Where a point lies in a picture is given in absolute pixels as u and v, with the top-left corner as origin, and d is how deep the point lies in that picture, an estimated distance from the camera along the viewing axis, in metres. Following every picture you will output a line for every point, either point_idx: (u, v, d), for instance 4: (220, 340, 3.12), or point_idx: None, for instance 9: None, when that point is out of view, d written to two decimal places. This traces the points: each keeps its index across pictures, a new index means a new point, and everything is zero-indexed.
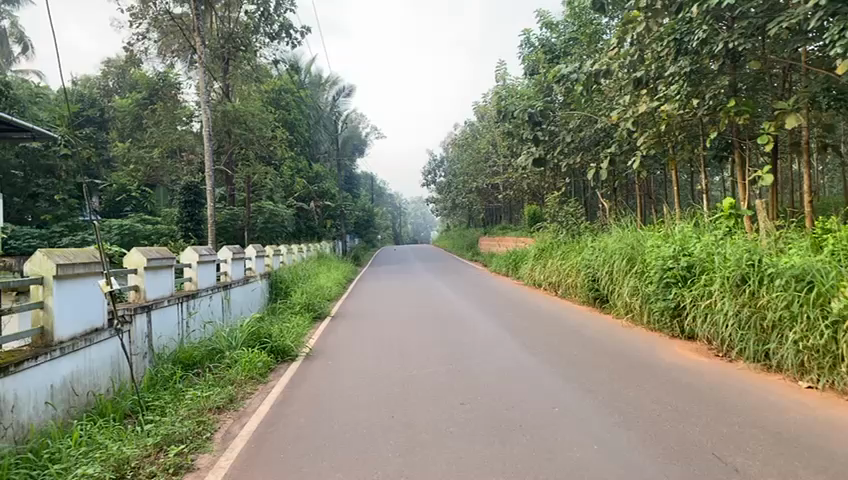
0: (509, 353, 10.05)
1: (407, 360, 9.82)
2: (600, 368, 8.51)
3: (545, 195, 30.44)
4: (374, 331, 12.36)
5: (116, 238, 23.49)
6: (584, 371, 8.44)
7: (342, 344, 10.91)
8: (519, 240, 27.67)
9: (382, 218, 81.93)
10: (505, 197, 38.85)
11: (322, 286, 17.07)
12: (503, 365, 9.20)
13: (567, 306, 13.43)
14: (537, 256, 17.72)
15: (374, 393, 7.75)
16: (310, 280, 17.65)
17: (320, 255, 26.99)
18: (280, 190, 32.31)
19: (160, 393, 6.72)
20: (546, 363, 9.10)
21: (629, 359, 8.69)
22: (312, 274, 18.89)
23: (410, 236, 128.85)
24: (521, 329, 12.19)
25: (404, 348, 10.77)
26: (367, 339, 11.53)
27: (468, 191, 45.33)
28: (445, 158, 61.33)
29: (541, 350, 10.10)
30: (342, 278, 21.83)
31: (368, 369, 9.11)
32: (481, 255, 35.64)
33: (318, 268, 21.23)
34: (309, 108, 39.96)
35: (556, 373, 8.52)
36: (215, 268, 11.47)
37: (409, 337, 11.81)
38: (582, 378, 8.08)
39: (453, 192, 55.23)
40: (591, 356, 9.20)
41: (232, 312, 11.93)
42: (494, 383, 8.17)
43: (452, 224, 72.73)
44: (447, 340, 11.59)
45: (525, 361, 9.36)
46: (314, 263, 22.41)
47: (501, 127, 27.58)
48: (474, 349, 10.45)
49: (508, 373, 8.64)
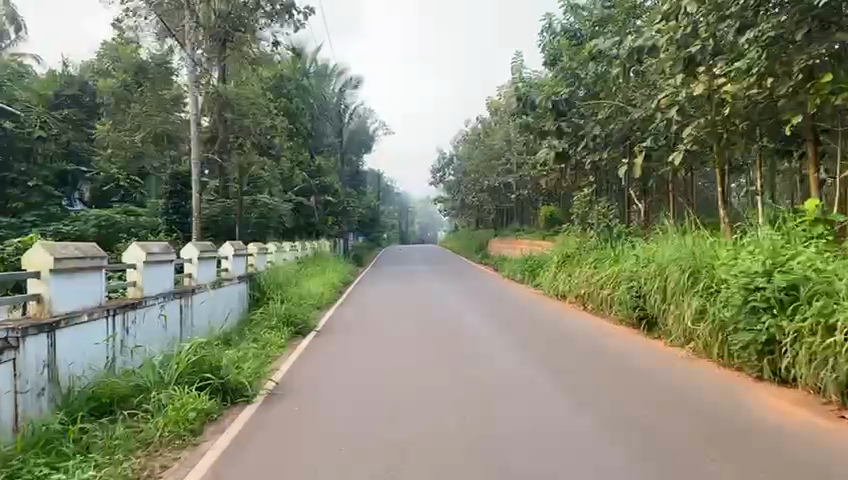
0: (521, 366, 8.56)
1: (402, 370, 8.34)
2: (633, 390, 7.00)
3: (563, 195, 28.25)
4: (367, 339, 10.82)
5: (95, 230, 21.42)
6: (615, 392, 6.96)
7: (328, 351, 9.38)
8: (534, 244, 25.51)
9: (388, 217, 79.99)
10: (518, 197, 36.67)
11: (312, 292, 14.90)
12: (515, 381, 7.71)
13: (586, 320, 11.81)
14: (558, 263, 15.53)
15: (358, 412, 6.29)
16: (299, 283, 15.50)
17: (318, 254, 24.93)
18: (278, 182, 30.25)
19: (33, 461, 4.50)
20: (566, 380, 7.60)
21: (669, 383, 7.18)
22: (302, 277, 16.70)
23: (416, 236, 126.91)
24: (533, 338, 10.65)
25: (398, 356, 9.29)
26: (358, 345, 9.98)
27: (479, 190, 43.18)
28: (454, 156, 59.14)
29: (558, 363, 8.60)
30: (339, 280, 19.76)
31: (357, 381, 7.64)
32: (492, 258, 33.45)
33: (312, 268, 19.14)
34: (314, 98, 37.90)
35: (578, 394, 7.03)
36: (172, 270, 9.31)
37: (405, 343, 10.32)
38: (612, 402, 6.59)
39: (462, 191, 53.08)
40: (620, 375, 7.69)
41: (192, 325, 9.81)
42: (505, 404, 6.69)
43: (460, 225, 70.49)
44: (448, 346, 10.11)
45: (540, 376, 7.86)
46: (310, 263, 20.33)
47: (518, 120, 25.42)
48: (480, 360, 8.92)
49: (521, 391, 7.17)
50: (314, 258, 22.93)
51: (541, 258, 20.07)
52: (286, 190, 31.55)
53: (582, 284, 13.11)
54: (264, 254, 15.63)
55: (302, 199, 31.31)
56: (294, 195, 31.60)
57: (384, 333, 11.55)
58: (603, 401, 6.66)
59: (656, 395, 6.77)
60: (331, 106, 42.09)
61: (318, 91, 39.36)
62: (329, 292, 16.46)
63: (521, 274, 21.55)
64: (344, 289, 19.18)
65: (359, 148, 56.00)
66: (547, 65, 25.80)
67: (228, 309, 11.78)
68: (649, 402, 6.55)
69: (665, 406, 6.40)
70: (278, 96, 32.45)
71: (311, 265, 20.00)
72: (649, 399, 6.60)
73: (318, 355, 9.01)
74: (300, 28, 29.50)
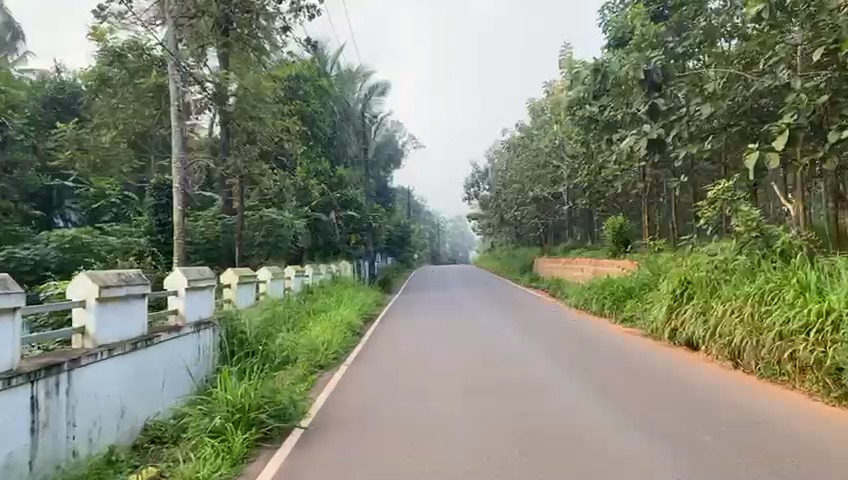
0: (562, 389, 8.07)
1: (435, 392, 8.14)
2: (676, 419, 6.62)
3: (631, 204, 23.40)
4: (404, 361, 10.36)
5: (56, 254, 17.39)
6: (659, 421, 6.57)
7: (365, 378, 8.89)
8: (600, 263, 20.56)
9: (419, 236, 75.74)
10: (570, 209, 31.91)
11: (317, 339, 10.23)
12: (550, 404, 7.44)
13: (640, 346, 11.03)
14: (677, 295, 10.70)
15: (385, 438, 6.04)
16: (295, 328, 10.89)
17: (338, 279, 20.35)
18: (292, 196, 25.99)
19: None
20: (605, 405, 7.31)
21: (716, 412, 6.77)
22: (304, 317, 12.02)
23: (448, 257, 122.11)
24: (574, 359, 10.26)
25: (433, 377, 9.05)
26: (395, 371, 9.52)
27: (521, 202, 38.56)
28: (490, 169, 54.20)
29: (598, 390, 8.06)
30: (360, 313, 15.26)
31: (388, 406, 7.43)
32: (543, 281, 28.44)
33: (323, 300, 14.66)
34: (335, 102, 33.72)
35: (609, 422, 6.57)
36: (19, 329, 4.90)
37: (428, 366, 9.87)
38: (654, 432, 6.24)
39: (500, 207, 48.11)
40: (665, 403, 7.29)
41: (68, 426, 5.32)
42: (539, 430, 6.41)
43: (497, 245, 65.27)
44: (472, 367, 9.80)
45: (578, 400, 7.60)
46: (323, 293, 15.88)
47: (578, 111, 20.72)
48: (502, 382, 8.66)
49: (555, 416, 6.91)
50: (334, 286, 18.25)
51: (626, 282, 15.23)
52: (302, 205, 27.24)
53: (742, 325, 8.20)
54: (249, 285, 11.22)
55: (320, 215, 26.86)
56: (311, 211, 27.30)
57: (409, 357, 10.76)
58: (645, 430, 6.31)
59: (702, 426, 6.36)
60: (355, 112, 37.78)
61: (342, 96, 35.31)
62: (345, 333, 11.80)
63: (593, 301, 16.67)
64: (370, 327, 14.51)
65: (388, 162, 51.61)
66: (612, 44, 21.06)
67: (168, 381, 7.38)
68: (692, 433, 6.12)
69: (711, 436, 6.01)
70: (292, 99, 28.38)
71: (322, 296, 15.33)
72: (693, 431, 6.21)
73: (352, 385, 8.50)
74: (315, 16, 25.14)
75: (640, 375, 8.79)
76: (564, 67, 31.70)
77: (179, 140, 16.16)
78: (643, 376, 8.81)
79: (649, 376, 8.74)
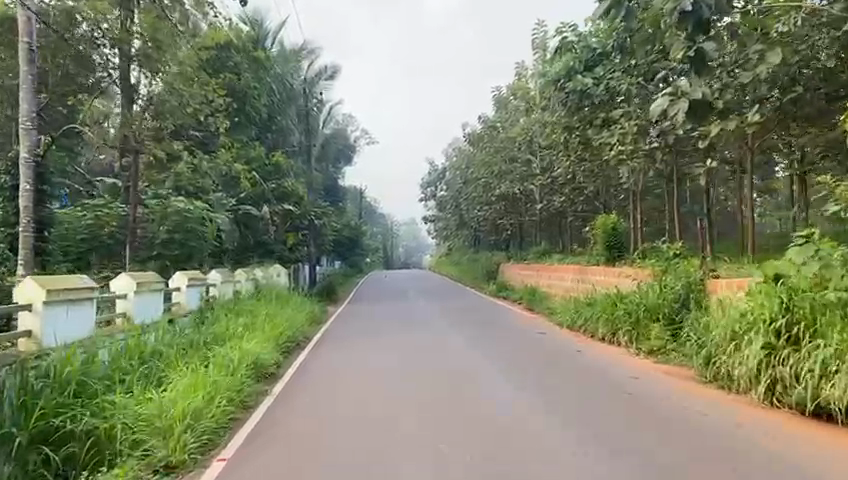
0: (530, 399, 7.93)
1: (399, 396, 8.03)
2: (641, 424, 6.66)
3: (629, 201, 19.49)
4: (361, 367, 9.94)
5: None
6: (626, 428, 6.55)
7: (324, 384, 8.57)
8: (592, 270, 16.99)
9: (372, 240, 71.51)
10: (543, 208, 28.07)
11: (167, 415, 5.61)
12: (516, 410, 7.40)
13: (613, 360, 10.44)
14: (781, 327, 6.88)
15: (347, 444, 5.89)
16: (142, 384, 6.24)
17: (263, 288, 15.73)
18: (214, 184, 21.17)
19: None
20: (569, 413, 7.27)
21: (679, 420, 6.81)
22: (169, 360, 7.41)
23: (400, 262, 118.31)
24: (539, 366, 10.19)
25: (392, 384, 8.69)
26: (357, 376, 9.23)
27: (484, 201, 34.69)
28: (449, 167, 50.30)
29: (567, 400, 7.87)
30: (282, 339, 10.56)
31: (351, 410, 7.24)
32: (516, 291, 24.31)
33: (221, 324, 9.93)
34: (274, 80, 29.04)
35: (581, 431, 6.43)
36: None
37: (390, 373, 9.53)
38: (623, 436, 6.23)
39: (461, 207, 43.95)
40: (632, 412, 7.21)
41: None
42: (505, 433, 6.40)
43: (453, 250, 61.39)
44: (435, 374, 9.54)
45: (543, 405, 7.60)
46: (227, 312, 11.06)
47: (569, 83, 16.52)
48: (469, 389, 8.49)
49: (524, 423, 6.77)
50: (252, 299, 13.61)
51: (651, 301, 11.04)
52: (227, 196, 22.52)
53: None
54: (86, 303, 7.85)
55: (251, 209, 22.16)
56: (238, 204, 22.52)
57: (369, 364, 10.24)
58: (614, 435, 6.29)
59: (669, 428, 6.36)
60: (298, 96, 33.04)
61: (284, 76, 30.68)
62: (242, 385, 7.30)
63: (596, 321, 12.68)
64: (289, 360, 9.99)
65: (337, 158, 46.93)
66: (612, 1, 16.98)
67: None
68: (662, 438, 6.09)
69: (680, 443, 5.97)
70: (219, 71, 23.70)
71: (226, 314, 10.75)
72: (658, 433, 6.23)
73: (310, 389, 8.17)
74: None
75: (610, 386, 8.65)
76: (538, 48, 27.88)
77: (29, 93, 11.29)
78: (613, 386, 8.67)
79: (620, 386, 8.60)
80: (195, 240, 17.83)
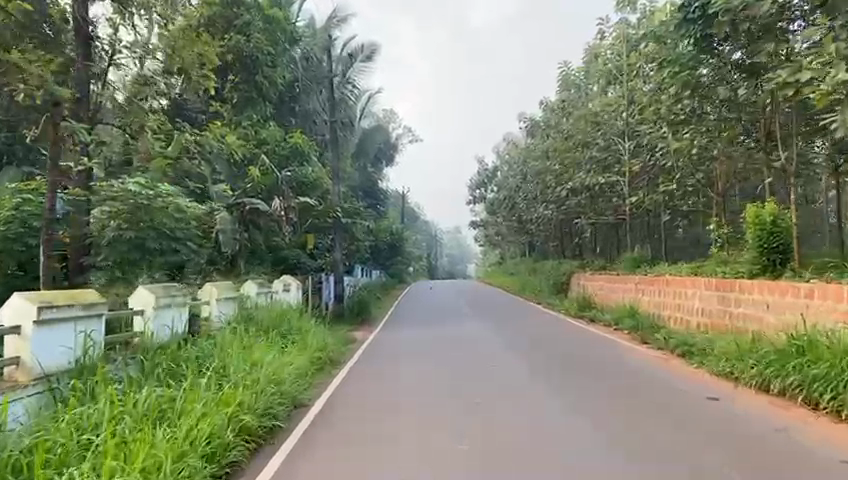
0: (552, 400, 8.20)
1: (425, 399, 8.30)
2: (658, 423, 6.76)
3: (793, 202, 13.34)
4: (392, 375, 10.16)
5: None
6: (666, 437, 6.18)
7: (351, 400, 8.03)
8: (747, 291, 11.68)
9: (415, 248, 66.72)
10: (630, 205, 22.24)
11: None
12: (547, 417, 7.16)
13: (654, 370, 10.31)
14: None
15: (365, 441, 5.97)
16: None
17: (246, 317, 10.06)
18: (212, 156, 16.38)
19: None
20: (607, 424, 6.79)
21: (697, 419, 6.94)
22: None
23: (444, 271, 113.32)
24: (582, 380, 9.59)
25: (420, 388, 8.97)
26: (392, 388, 8.99)
27: (549, 200, 29.00)
28: (502, 166, 44.72)
29: (588, 401, 8.06)
30: (226, 445, 4.91)
31: (378, 425, 6.71)
32: (605, 311, 18.43)
33: (71, 418, 4.38)
34: (297, 52, 24.06)
35: (596, 427, 6.68)
36: None
37: (420, 378, 9.83)
38: (658, 446, 5.87)
39: (517, 208, 38.14)
40: (680, 429, 6.50)
41: None
42: (528, 438, 6.21)
43: (506, 259, 55.75)
44: (464, 379, 9.81)
45: (576, 417, 7.13)
46: (125, 379, 5.54)
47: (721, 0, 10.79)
48: (493, 393, 8.72)
49: (542, 420, 7.03)
50: (211, 340, 7.92)
51: None
52: (230, 187, 17.45)
53: None
54: None
55: (257, 202, 16.56)
56: (243, 195, 17.40)
57: (401, 373, 10.36)
58: (652, 448, 5.79)
59: (682, 429, 6.48)
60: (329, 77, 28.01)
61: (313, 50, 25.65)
62: None
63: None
64: (269, 446, 5.56)
65: (376, 155, 41.97)
66: None
67: None
68: (675, 435, 6.23)
69: (691, 439, 6.09)
70: (224, 31, 18.78)
71: (116, 387, 5.21)
72: (670, 431, 6.41)
73: (337, 406, 7.62)
74: None
75: (637, 388, 8.74)
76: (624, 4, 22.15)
77: None
78: (640, 388, 8.77)
79: (645, 388, 8.70)
80: (152, 244, 12.34)
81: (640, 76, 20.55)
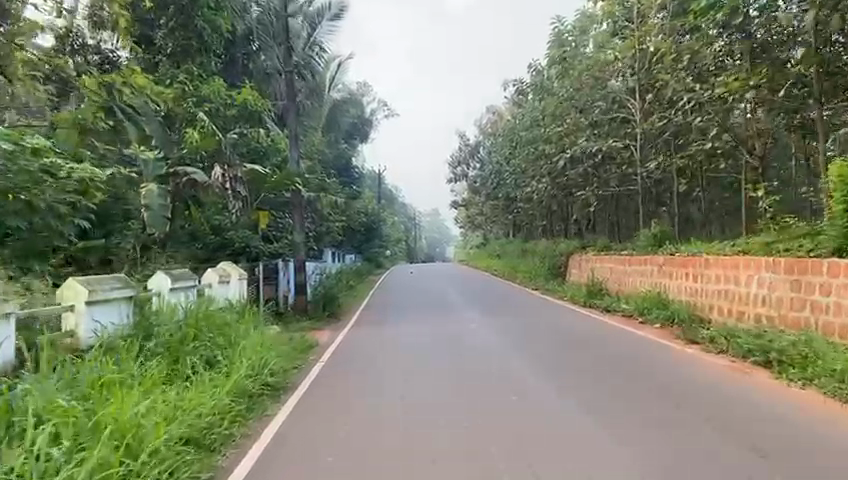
0: (566, 385, 7.01)
1: (418, 385, 7.04)
2: (700, 420, 5.57)
3: None
4: (379, 362, 8.79)
5: None
6: (714, 438, 4.98)
7: (336, 399, 6.56)
8: (840, 278, 8.64)
9: (394, 230, 63.28)
10: (640, 175, 19.11)
11: None
12: (565, 409, 5.92)
13: (677, 355, 9.04)
14: None
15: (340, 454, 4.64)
16: None
17: (139, 328, 6.70)
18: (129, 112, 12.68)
19: None
20: (639, 419, 5.60)
21: (743, 414, 5.77)
22: None
23: (423, 252, 110.18)
24: (598, 365, 8.36)
25: (412, 375, 7.69)
26: (379, 376, 7.66)
27: (542, 174, 25.75)
28: (485, 141, 41.27)
29: (611, 389, 6.82)
30: None
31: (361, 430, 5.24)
32: (623, 300, 15.41)
33: None
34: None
35: (626, 423, 5.47)
36: None
37: (411, 363, 8.54)
38: (710, 450, 4.67)
39: (503, 186, 34.90)
40: (747, 436, 5.05)
41: None
42: (544, 439, 4.97)
43: (489, 240, 52.58)
44: (462, 363, 8.54)
45: (598, 407, 5.94)
46: None
47: None
48: (497, 377, 7.50)
49: (560, 410, 5.84)
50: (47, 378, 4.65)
51: None
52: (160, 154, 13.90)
53: None
54: None
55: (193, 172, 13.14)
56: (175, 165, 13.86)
57: (389, 359, 9.02)
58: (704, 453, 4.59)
59: (731, 428, 5.29)
60: None
61: None
62: None
63: None
64: None
65: (348, 129, 38.41)
66: None
67: None
68: (725, 436, 5.04)
69: (745, 443, 4.90)
70: None
71: None
72: (717, 431, 5.20)
73: (322, 408, 6.16)
74: None
75: (664, 376, 7.51)
76: None
77: None
78: (667, 376, 7.55)
79: (673, 377, 7.48)
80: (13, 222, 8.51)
81: (657, 21, 17.33)
